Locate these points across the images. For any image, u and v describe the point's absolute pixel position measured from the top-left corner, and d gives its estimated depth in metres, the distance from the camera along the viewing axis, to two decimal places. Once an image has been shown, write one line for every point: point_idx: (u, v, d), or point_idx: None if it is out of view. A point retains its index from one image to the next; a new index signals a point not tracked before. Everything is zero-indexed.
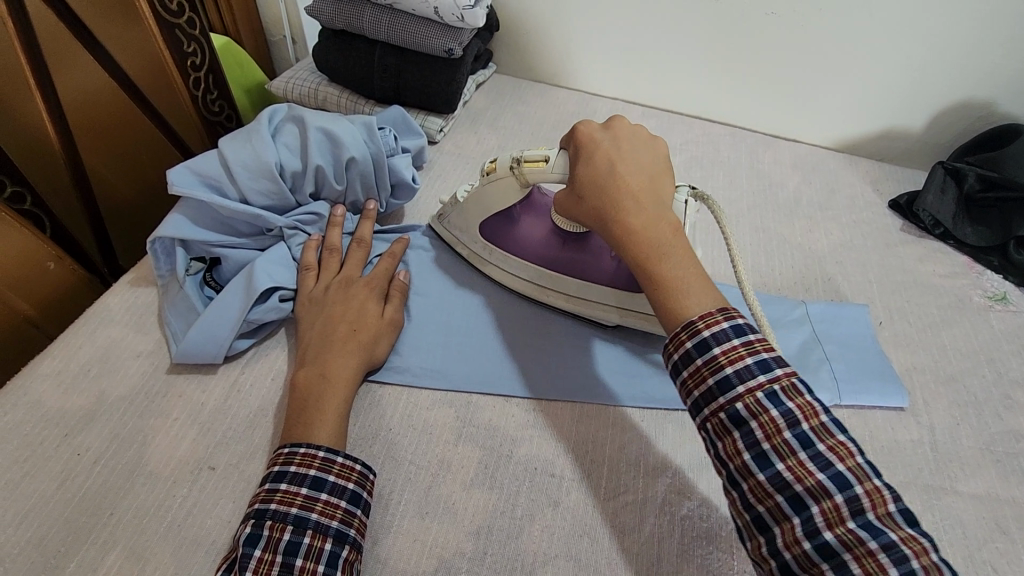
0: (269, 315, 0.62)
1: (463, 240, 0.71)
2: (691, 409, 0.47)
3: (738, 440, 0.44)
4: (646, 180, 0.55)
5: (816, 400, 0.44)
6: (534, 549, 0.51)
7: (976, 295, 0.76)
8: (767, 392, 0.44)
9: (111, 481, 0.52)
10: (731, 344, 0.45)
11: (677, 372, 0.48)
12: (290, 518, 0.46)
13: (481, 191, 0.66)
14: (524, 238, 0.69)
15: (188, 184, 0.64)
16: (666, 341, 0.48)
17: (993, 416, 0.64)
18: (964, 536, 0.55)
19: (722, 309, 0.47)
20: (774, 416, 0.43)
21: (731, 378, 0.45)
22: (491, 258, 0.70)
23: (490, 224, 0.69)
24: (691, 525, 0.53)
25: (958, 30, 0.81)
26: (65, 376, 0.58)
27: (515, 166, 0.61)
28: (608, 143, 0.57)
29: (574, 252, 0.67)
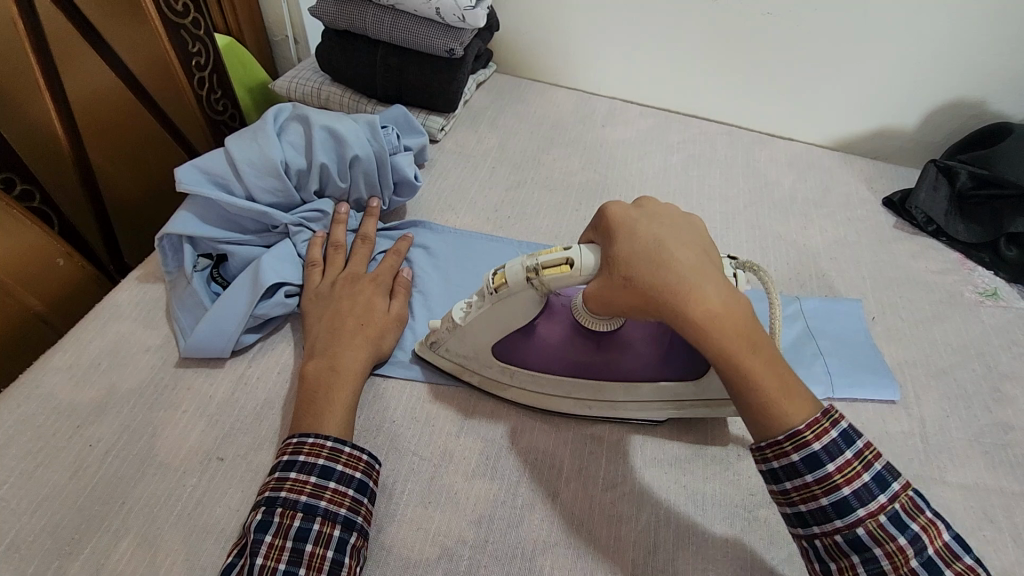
0: (276, 310, 0.63)
1: (475, 364, 0.61)
2: (797, 520, 0.46)
3: (858, 564, 0.44)
4: (700, 252, 0.48)
5: (934, 515, 0.44)
6: (535, 536, 0.53)
7: (967, 291, 0.78)
8: (889, 515, 0.43)
9: (122, 470, 0.53)
10: (845, 459, 0.44)
11: (779, 481, 0.46)
12: (300, 505, 0.47)
13: (492, 308, 0.56)
14: (550, 352, 0.59)
15: (196, 182, 0.66)
16: (761, 446, 0.45)
17: (982, 408, 0.66)
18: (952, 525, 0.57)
19: (826, 414, 0.45)
20: (901, 543, 0.43)
21: (849, 500, 0.44)
22: (515, 378, 0.60)
23: (507, 342, 0.59)
24: (687, 515, 0.55)
25: (951, 30, 0.83)
26: (76, 369, 0.60)
27: (534, 276, 0.51)
28: (646, 219, 0.49)
29: (612, 355, 0.58)
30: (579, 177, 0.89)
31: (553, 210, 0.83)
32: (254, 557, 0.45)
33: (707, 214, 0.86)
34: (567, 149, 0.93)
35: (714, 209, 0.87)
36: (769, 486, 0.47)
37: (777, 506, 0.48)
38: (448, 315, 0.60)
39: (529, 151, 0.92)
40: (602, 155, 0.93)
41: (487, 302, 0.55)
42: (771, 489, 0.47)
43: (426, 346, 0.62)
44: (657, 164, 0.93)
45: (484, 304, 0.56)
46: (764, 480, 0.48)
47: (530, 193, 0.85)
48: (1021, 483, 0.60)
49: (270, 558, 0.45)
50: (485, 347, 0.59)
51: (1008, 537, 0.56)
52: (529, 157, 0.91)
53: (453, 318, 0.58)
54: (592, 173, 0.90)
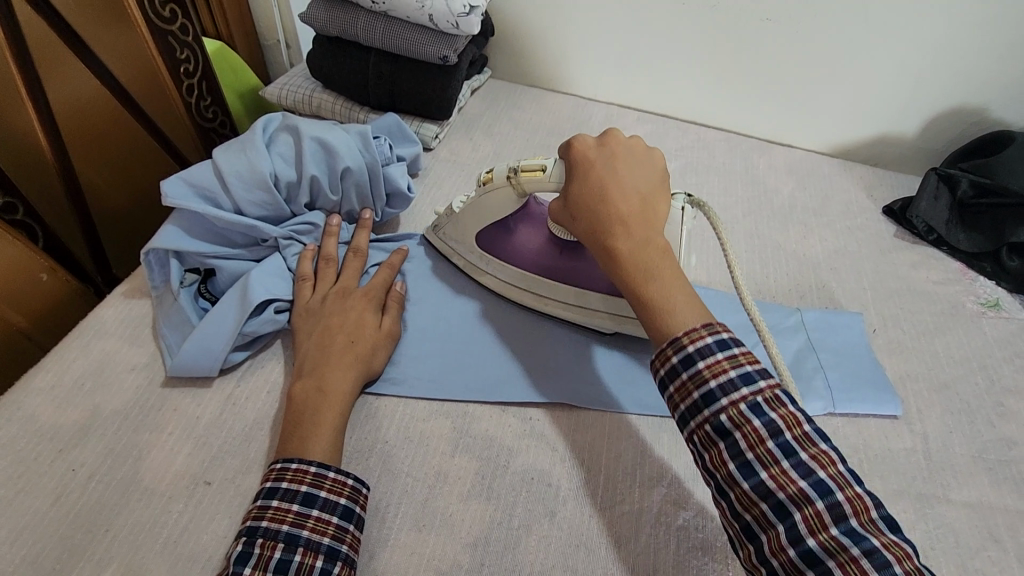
0: (265, 327, 0.62)
1: (460, 250, 0.71)
2: (677, 422, 0.47)
3: (722, 449, 0.44)
4: (638, 200, 0.53)
5: (799, 410, 0.44)
6: (531, 561, 0.51)
7: (969, 302, 0.77)
8: (750, 404, 0.43)
9: (106, 497, 0.52)
10: (715, 358, 0.45)
11: (662, 385, 0.48)
12: (281, 536, 0.46)
13: (479, 200, 0.65)
14: (523, 248, 0.68)
15: (182, 195, 0.64)
16: (653, 356, 0.48)
17: (985, 423, 0.65)
18: (957, 546, 0.55)
19: (708, 325, 0.47)
20: (757, 427, 0.43)
21: (715, 391, 0.44)
22: (487, 267, 0.69)
23: (488, 234, 0.68)
24: (686, 537, 0.53)
25: (951, 37, 0.82)
26: (59, 391, 0.58)
27: (513, 176, 0.60)
28: (603, 159, 0.55)
29: (573, 262, 0.66)
30: None
31: None
32: None
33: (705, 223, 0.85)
34: None
35: None
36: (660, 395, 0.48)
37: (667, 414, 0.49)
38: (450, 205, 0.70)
39: (525, 159, 0.91)
40: None
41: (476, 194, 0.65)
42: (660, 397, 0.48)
43: (432, 230, 0.73)
44: None
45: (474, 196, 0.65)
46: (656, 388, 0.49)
47: None
48: None
49: None
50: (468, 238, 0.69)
51: (1013, 558, 0.55)
52: None
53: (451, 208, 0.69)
54: None
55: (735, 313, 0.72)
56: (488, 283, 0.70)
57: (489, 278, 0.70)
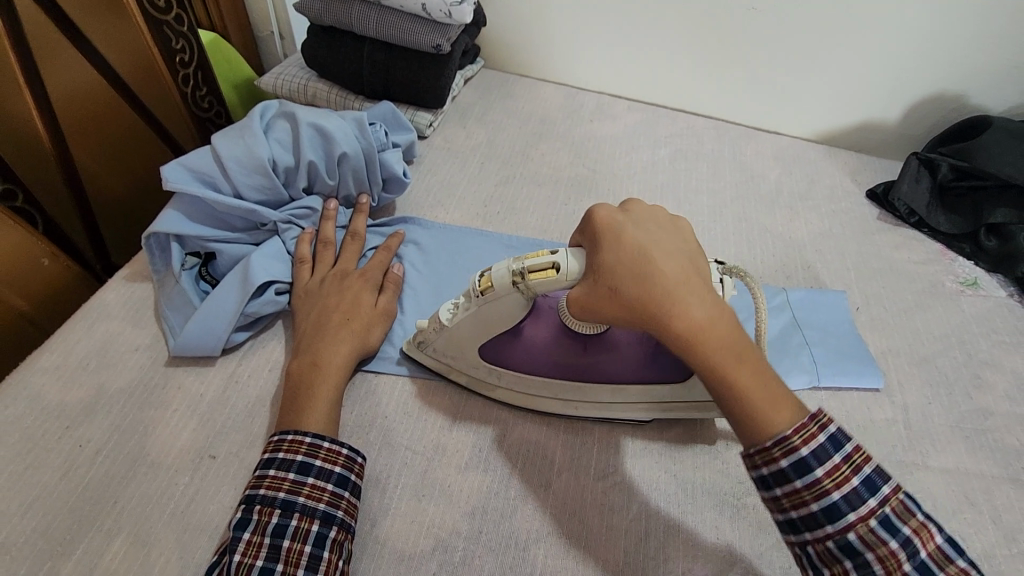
0: (266, 308, 0.63)
1: (462, 365, 0.61)
2: (786, 526, 0.46)
3: (850, 570, 0.43)
4: (687, 263, 0.48)
5: (926, 518, 0.44)
6: (528, 527, 0.53)
7: (949, 281, 0.79)
8: (879, 518, 0.43)
9: (113, 470, 0.53)
10: (833, 463, 0.44)
11: (770, 487, 0.45)
12: (278, 502, 0.47)
13: (480, 311, 0.56)
14: (539, 353, 0.59)
15: (182, 181, 0.65)
16: (751, 454, 0.45)
17: (963, 394, 0.67)
18: (935, 509, 0.58)
19: (813, 418, 0.45)
20: (892, 547, 0.42)
21: (840, 505, 0.43)
22: (501, 378, 0.61)
23: (495, 343, 0.59)
24: (676, 503, 0.56)
25: (930, 25, 0.84)
26: (64, 370, 0.59)
27: (519, 281, 0.52)
28: (631, 224, 0.49)
29: (601, 356, 0.58)
30: (567, 172, 0.89)
31: (541, 205, 0.84)
32: (230, 554, 0.45)
33: (695, 208, 0.87)
34: (556, 144, 0.94)
35: (701, 202, 0.87)
36: (761, 493, 0.47)
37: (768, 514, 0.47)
38: (434, 316, 0.60)
39: (517, 146, 0.92)
40: (590, 150, 0.94)
41: (472, 305, 0.56)
42: (763, 496, 0.46)
43: (415, 346, 0.62)
44: (645, 158, 0.93)
45: (472, 306, 0.56)
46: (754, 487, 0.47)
47: (518, 188, 0.86)
48: (1001, 467, 0.61)
49: (247, 555, 0.45)
50: (470, 350, 0.60)
51: (988, 519, 0.58)
52: (517, 152, 0.91)
53: (439, 319, 0.59)
54: (580, 168, 0.90)
55: None
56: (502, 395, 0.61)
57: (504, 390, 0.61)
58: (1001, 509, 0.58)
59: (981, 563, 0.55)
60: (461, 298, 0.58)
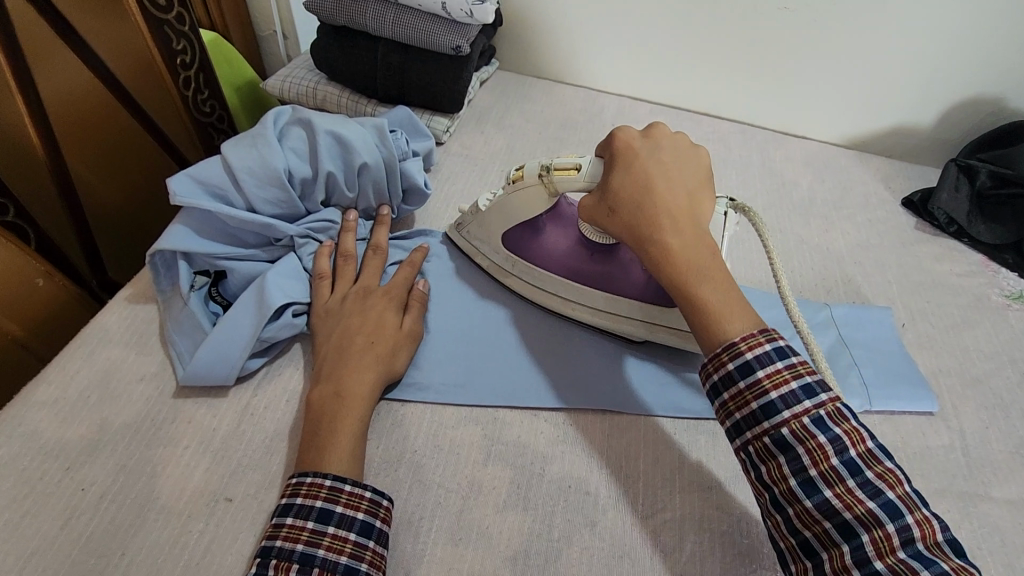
0: (284, 332, 0.59)
1: (486, 250, 0.68)
2: (731, 431, 0.47)
3: (783, 464, 0.43)
4: (684, 195, 0.53)
5: (861, 425, 0.44)
6: (575, 573, 0.49)
7: (994, 294, 0.76)
8: (813, 418, 0.43)
9: (120, 517, 0.48)
10: (774, 367, 0.45)
11: (717, 393, 0.47)
12: (296, 556, 0.43)
13: (506, 200, 0.63)
14: (550, 249, 0.65)
15: (191, 194, 0.60)
16: (705, 361, 0.48)
17: (1021, 418, 0.64)
18: (1003, 545, 0.54)
19: (765, 332, 0.46)
20: (822, 442, 0.42)
21: (775, 403, 0.44)
22: (512, 267, 0.66)
23: (513, 234, 0.65)
24: (732, 543, 0.52)
25: (972, 26, 0.81)
26: (63, 404, 0.54)
27: (545, 174, 0.57)
28: (645, 150, 0.55)
29: (603, 267, 0.63)
30: None
31: None
32: None
33: None
34: (578, 150, 0.90)
35: None
36: (710, 401, 0.48)
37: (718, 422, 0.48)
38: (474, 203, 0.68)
39: (538, 152, 0.88)
40: None
41: (503, 193, 0.63)
42: (712, 405, 0.48)
43: (455, 229, 0.71)
44: None
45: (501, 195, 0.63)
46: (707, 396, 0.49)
47: None
48: None
49: None
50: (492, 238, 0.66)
51: None
52: (539, 159, 0.87)
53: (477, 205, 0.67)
54: None
55: (766, 308, 0.70)
56: (512, 285, 0.67)
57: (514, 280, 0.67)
58: None
59: None
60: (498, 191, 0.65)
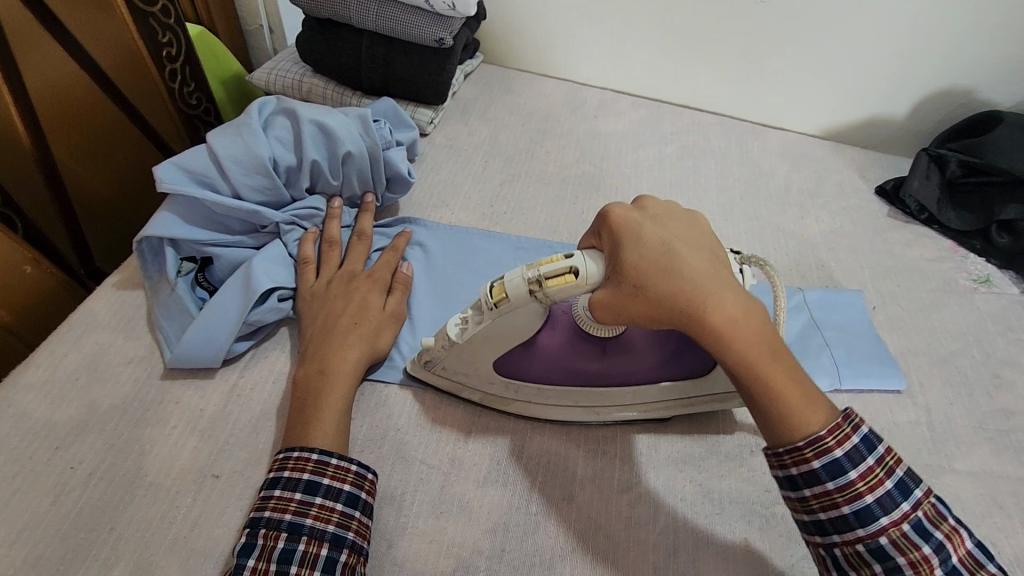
0: (270, 316, 0.60)
1: (475, 379, 0.58)
2: (812, 527, 0.43)
3: (880, 575, 0.41)
4: (711, 257, 0.45)
5: (958, 522, 0.42)
6: (553, 543, 0.51)
7: (962, 278, 0.79)
8: (913, 524, 0.41)
9: (109, 494, 0.49)
10: (867, 466, 0.41)
11: (797, 487, 0.43)
12: (285, 525, 0.44)
13: (494, 322, 0.53)
14: (554, 362, 0.56)
15: (177, 181, 0.62)
16: (781, 453, 0.43)
17: (984, 394, 0.66)
18: (964, 512, 0.57)
19: (846, 418, 0.42)
20: (925, 552, 0.40)
21: (873, 509, 0.41)
22: (518, 390, 0.58)
23: (509, 355, 0.56)
24: (705, 514, 0.53)
25: (941, 18, 0.83)
26: (52, 386, 0.55)
27: (538, 289, 0.48)
28: (647, 222, 0.46)
29: (619, 360, 0.56)
30: (574, 170, 0.87)
31: (549, 205, 0.81)
32: None
33: (704, 206, 0.85)
34: (560, 141, 0.91)
35: (711, 200, 0.86)
36: (785, 492, 0.44)
37: (791, 512, 0.45)
38: (442, 332, 0.56)
39: (521, 143, 0.90)
40: (596, 147, 0.91)
41: (488, 317, 0.52)
42: (787, 496, 0.44)
43: (421, 365, 0.59)
44: (652, 155, 0.91)
45: (484, 317, 0.53)
46: (778, 484, 0.45)
47: (525, 187, 0.83)
48: None
49: None
50: (484, 365, 0.56)
51: (1018, 523, 0.56)
52: (522, 150, 0.89)
53: (448, 335, 0.55)
54: (587, 165, 0.88)
55: None
56: (521, 409, 0.58)
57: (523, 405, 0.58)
58: None
59: (1013, 568, 0.54)
60: (470, 310, 0.55)
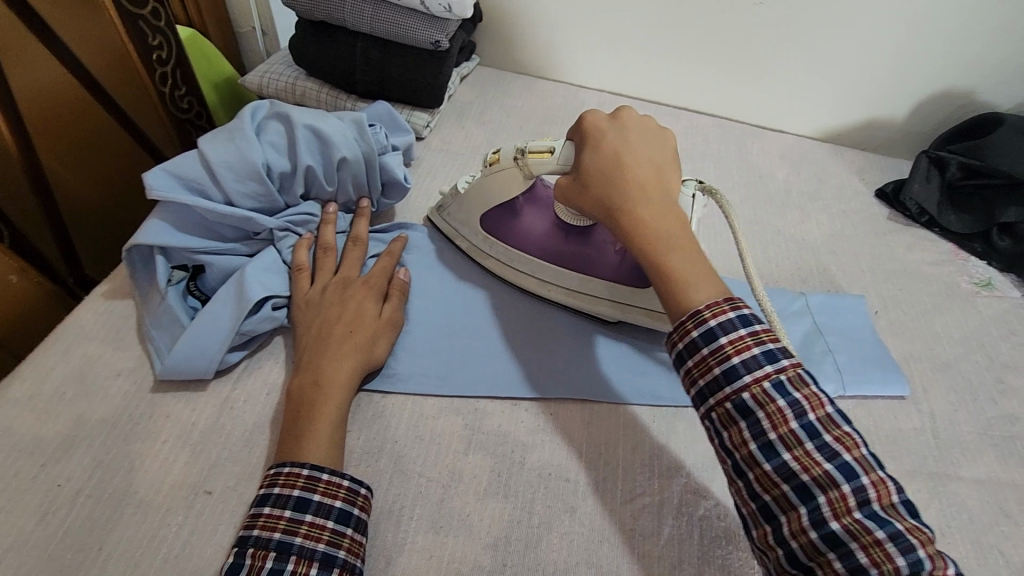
0: (264, 326, 0.58)
1: (465, 233, 0.69)
2: (696, 399, 0.47)
3: (743, 429, 0.44)
4: (655, 174, 0.54)
5: (822, 391, 0.44)
6: (555, 558, 0.50)
7: (964, 282, 0.78)
8: (773, 382, 0.43)
9: (97, 512, 0.48)
10: (738, 334, 0.45)
11: (681, 360, 0.47)
12: (273, 544, 0.43)
13: (484, 184, 0.65)
14: (526, 232, 0.67)
15: (168, 188, 0.60)
16: (671, 332, 0.48)
17: (989, 400, 0.66)
18: (971, 521, 0.56)
19: (729, 299, 0.46)
20: (780, 405, 0.43)
21: (737, 367, 0.44)
22: (490, 250, 0.68)
23: (493, 215, 0.67)
24: (709, 526, 0.52)
25: (942, 20, 0.82)
26: (39, 399, 0.54)
27: (520, 157, 0.60)
28: (611, 131, 0.56)
29: (578, 247, 0.65)
30: None
31: None
32: None
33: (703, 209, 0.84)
34: None
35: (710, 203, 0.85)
36: (676, 371, 0.48)
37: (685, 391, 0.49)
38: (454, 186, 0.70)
39: None
40: None
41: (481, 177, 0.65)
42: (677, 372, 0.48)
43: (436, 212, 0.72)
44: None
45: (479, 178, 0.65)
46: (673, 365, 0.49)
47: None
48: None
49: None
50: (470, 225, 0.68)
51: None
52: None
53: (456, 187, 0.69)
54: None
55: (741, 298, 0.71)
56: (492, 267, 0.69)
57: (493, 263, 0.68)
58: None
59: None
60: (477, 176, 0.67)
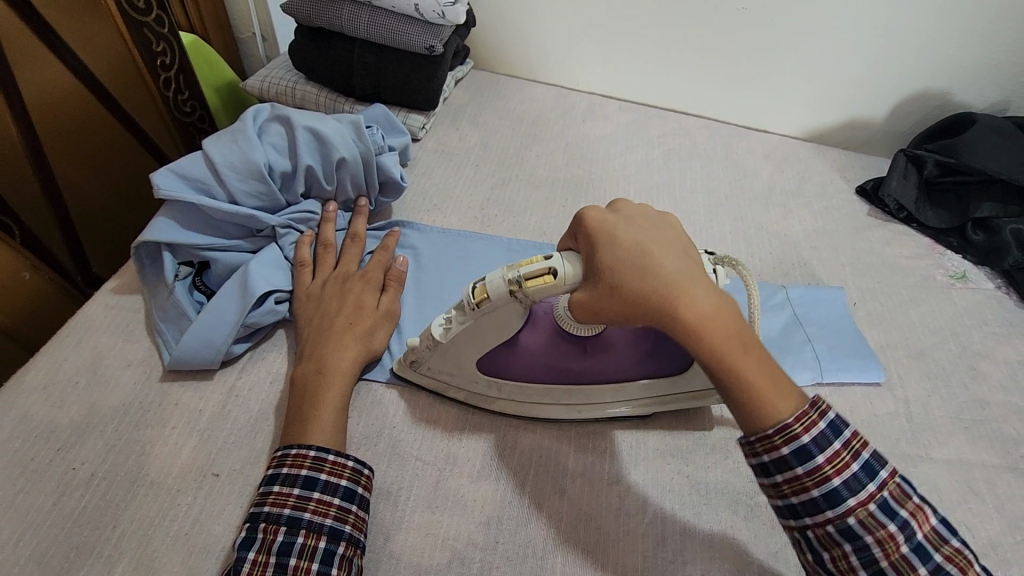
0: (267, 319, 0.61)
1: (459, 380, 0.59)
2: (787, 512, 0.45)
3: (850, 554, 0.43)
4: (685, 256, 0.47)
5: (922, 500, 0.44)
6: (545, 535, 0.53)
7: (939, 275, 0.81)
8: (879, 503, 0.43)
9: (111, 493, 0.51)
10: (834, 450, 0.43)
11: (769, 474, 0.45)
12: (284, 519, 0.46)
13: (477, 322, 0.54)
14: (536, 362, 0.58)
15: (174, 187, 0.63)
16: (751, 440, 0.44)
17: (960, 386, 0.69)
18: (941, 499, 0.59)
19: (813, 405, 0.44)
20: (891, 530, 0.42)
21: (840, 490, 0.43)
22: (501, 389, 0.59)
23: (491, 355, 0.58)
24: (691, 505, 0.55)
25: (917, 24, 0.86)
26: (54, 389, 0.57)
27: (516, 289, 0.50)
28: (622, 224, 0.48)
29: (598, 358, 0.58)
30: (563, 173, 0.89)
31: (539, 206, 0.83)
32: None
33: (690, 207, 0.87)
34: (549, 145, 0.93)
35: (697, 202, 0.88)
36: (759, 479, 0.46)
37: (768, 499, 0.47)
38: (426, 332, 0.58)
39: (511, 148, 0.92)
40: (584, 150, 0.93)
41: (469, 316, 0.54)
42: (761, 483, 0.46)
43: (407, 366, 0.60)
44: (639, 158, 0.93)
45: (467, 317, 0.54)
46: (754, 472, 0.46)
47: (515, 190, 0.85)
48: (1003, 457, 0.63)
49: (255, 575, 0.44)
50: (468, 365, 0.58)
51: (992, 509, 0.59)
52: (512, 153, 0.90)
53: (432, 335, 0.57)
54: (575, 168, 0.90)
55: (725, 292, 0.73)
56: (507, 409, 0.60)
57: (506, 403, 0.60)
58: (1003, 498, 0.59)
59: (987, 552, 0.56)
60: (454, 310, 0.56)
